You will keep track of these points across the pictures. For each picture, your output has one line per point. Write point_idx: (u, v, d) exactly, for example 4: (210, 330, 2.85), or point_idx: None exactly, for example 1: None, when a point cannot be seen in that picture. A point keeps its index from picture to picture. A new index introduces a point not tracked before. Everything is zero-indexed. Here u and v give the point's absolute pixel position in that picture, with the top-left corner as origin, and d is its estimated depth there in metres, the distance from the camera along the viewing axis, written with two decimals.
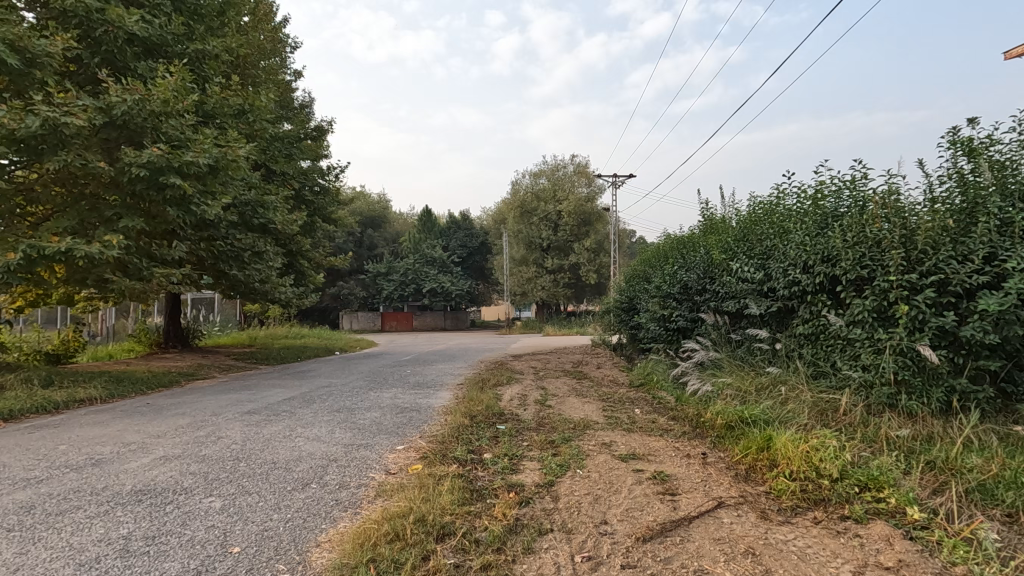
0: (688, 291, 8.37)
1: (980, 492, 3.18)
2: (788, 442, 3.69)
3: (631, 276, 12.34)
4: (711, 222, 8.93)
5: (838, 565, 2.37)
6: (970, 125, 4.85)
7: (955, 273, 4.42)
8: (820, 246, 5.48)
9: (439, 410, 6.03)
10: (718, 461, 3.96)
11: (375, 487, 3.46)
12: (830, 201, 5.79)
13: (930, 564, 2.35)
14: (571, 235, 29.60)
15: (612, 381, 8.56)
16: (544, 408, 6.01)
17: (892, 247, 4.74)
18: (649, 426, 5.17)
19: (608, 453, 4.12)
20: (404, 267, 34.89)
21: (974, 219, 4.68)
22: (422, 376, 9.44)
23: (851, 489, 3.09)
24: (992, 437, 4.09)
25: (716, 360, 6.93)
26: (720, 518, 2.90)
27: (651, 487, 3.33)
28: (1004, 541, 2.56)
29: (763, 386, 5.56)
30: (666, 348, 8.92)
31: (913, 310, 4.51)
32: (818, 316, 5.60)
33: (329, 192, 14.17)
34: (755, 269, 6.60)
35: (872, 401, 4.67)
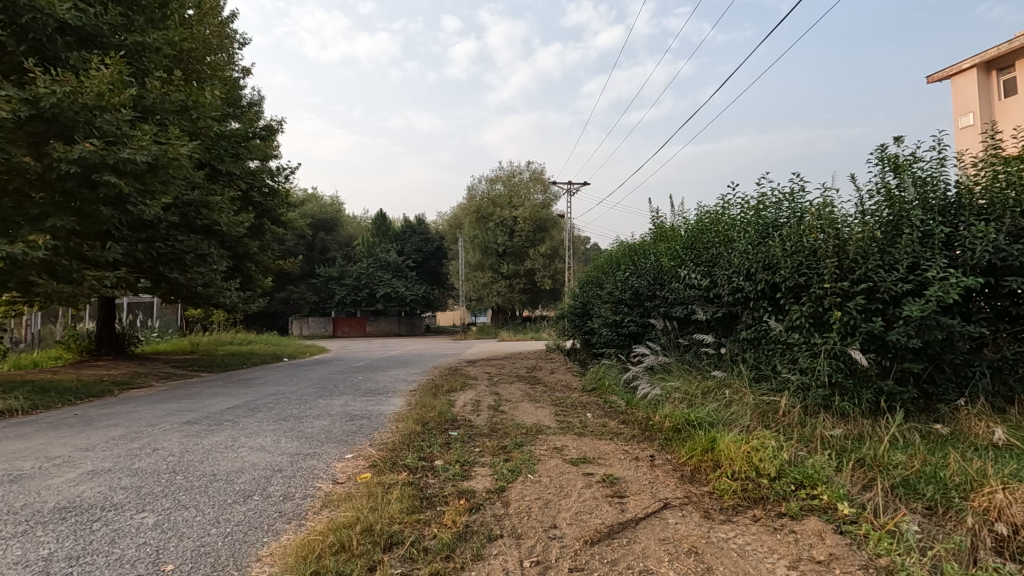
0: (639, 297, 8.61)
1: (904, 487, 3.39)
2: (730, 443, 3.81)
3: (585, 282, 12.52)
4: (660, 229, 9.15)
5: (774, 561, 2.47)
6: (896, 143, 5.21)
7: (883, 281, 4.71)
8: (762, 254, 5.71)
9: (390, 417, 5.94)
10: (664, 463, 4.06)
11: (322, 497, 3.37)
12: (771, 211, 6.05)
13: (858, 556, 2.48)
14: (526, 241, 29.77)
15: (564, 386, 8.65)
16: (498, 414, 6.01)
17: (827, 256, 5.00)
18: (600, 430, 5.26)
19: (559, 457, 4.16)
20: (357, 271, 34.34)
21: (900, 232, 5.01)
22: (374, 383, 9.27)
23: (788, 487, 3.23)
24: (914, 435, 4.39)
25: (665, 364, 7.12)
26: (666, 518, 2.97)
27: (600, 490, 3.38)
28: (924, 532, 2.72)
29: (709, 389, 5.76)
30: (618, 352, 9.10)
31: (846, 316, 4.76)
32: (760, 322, 5.84)
33: (279, 193, 13.74)
34: (702, 276, 6.84)
35: (809, 402, 4.90)
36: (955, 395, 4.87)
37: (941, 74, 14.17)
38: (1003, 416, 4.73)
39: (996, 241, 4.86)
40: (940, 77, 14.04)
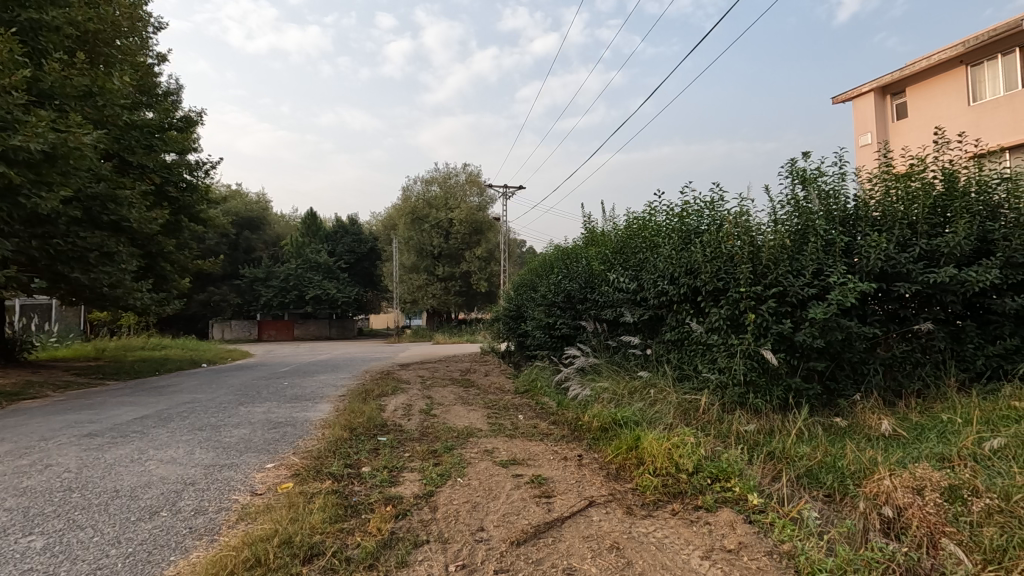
0: (571, 299, 8.81)
1: (808, 476, 3.65)
2: (653, 441, 3.96)
3: (519, 285, 12.64)
4: (591, 234, 9.39)
5: (690, 552, 2.59)
6: (804, 157, 5.64)
7: (792, 286, 5.06)
8: (684, 259, 5.97)
9: (317, 424, 5.73)
10: (592, 462, 4.17)
11: (238, 510, 3.20)
12: (693, 218, 6.35)
13: (763, 543, 2.65)
14: (462, 244, 29.61)
15: (497, 388, 8.68)
16: (429, 417, 5.95)
17: (742, 262, 5.29)
18: (531, 431, 5.31)
19: (489, 460, 4.17)
20: (285, 272, 32.88)
21: (807, 240, 5.41)
22: (301, 388, 8.90)
23: (705, 481, 3.40)
24: (818, 428, 4.75)
25: (595, 365, 7.31)
26: (590, 516, 3.05)
27: (528, 491, 3.42)
28: (823, 518, 2.93)
29: (635, 389, 5.96)
30: (551, 354, 9.26)
31: (759, 318, 5.05)
32: (682, 324, 6.10)
33: (198, 189, 12.94)
34: (630, 280, 7.07)
35: (726, 400, 5.18)
36: (852, 390, 5.33)
37: (845, 96, 15.48)
38: (892, 408, 5.23)
39: (887, 250, 5.36)
40: (844, 97, 15.35)
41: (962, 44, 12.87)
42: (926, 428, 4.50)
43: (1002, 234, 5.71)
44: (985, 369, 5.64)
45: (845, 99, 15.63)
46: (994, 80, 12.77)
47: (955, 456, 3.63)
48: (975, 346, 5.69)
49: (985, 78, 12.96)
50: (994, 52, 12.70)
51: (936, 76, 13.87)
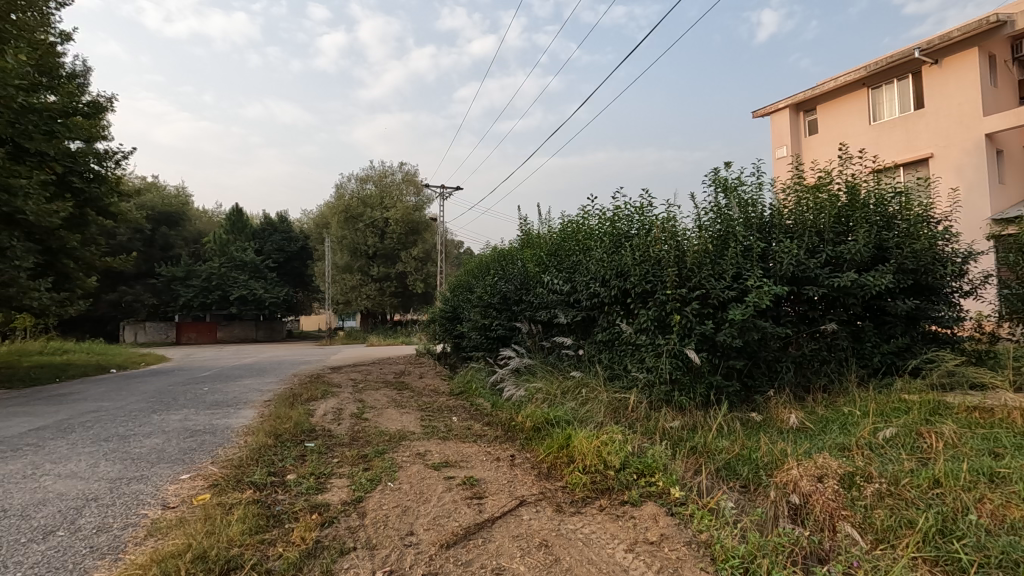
0: (506, 301, 8.89)
1: (726, 469, 3.86)
2: (584, 440, 4.05)
3: (456, 286, 12.58)
4: (527, 236, 9.49)
5: (615, 546, 2.68)
6: (726, 167, 5.97)
7: (714, 288, 5.33)
8: (614, 262, 6.14)
9: (238, 431, 5.44)
10: (524, 462, 4.21)
11: (147, 526, 2.98)
12: (624, 223, 6.55)
13: (684, 534, 2.77)
14: (398, 244, 29.05)
15: (431, 390, 8.60)
16: (360, 422, 5.80)
17: (669, 265, 5.52)
18: (464, 433, 5.30)
19: (421, 463, 4.13)
20: (207, 271, 31.03)
21: (727, 245, 5.73)
22: (223, 394, 8.43)
23: (631, 476, 3.52)
24: (736, 423, 5.04)
25: (530, 366, 7.40)
26: (521, 515, 3.09)
27: (460, 493, 3.41)
28: (737, 508, 3.10)
29: (568, 388, 6.08)
30: (487, 355, 9.29)
31: (683, 319, 5.28)
32: (613, 325, 6.27)
33: (107, 180, 11.95)
34: (563, 282, 7.20)
35: (653, 398, 5.38)
36: (767, 386, 5.71)
37: (763, 110, 16.54)
38: (801, 403, 5.63)
39: (798, 256, 5.77)
40: (763, 111, 16.40)
41: (864, 68, 14.03)
42: (830, 420, 4.88)
43: (895, 242, 6.30)
44: (880, 365, 6.21)
45: (764, 113, 16.68)
46: (892, 102, 14.01)
47: (854, 445, 3.96)
48: (873, 343, 6.25)
49: (885, 100, 14.21)
50: (892, 77, 13.95)
51: (842, 96, 15.07)
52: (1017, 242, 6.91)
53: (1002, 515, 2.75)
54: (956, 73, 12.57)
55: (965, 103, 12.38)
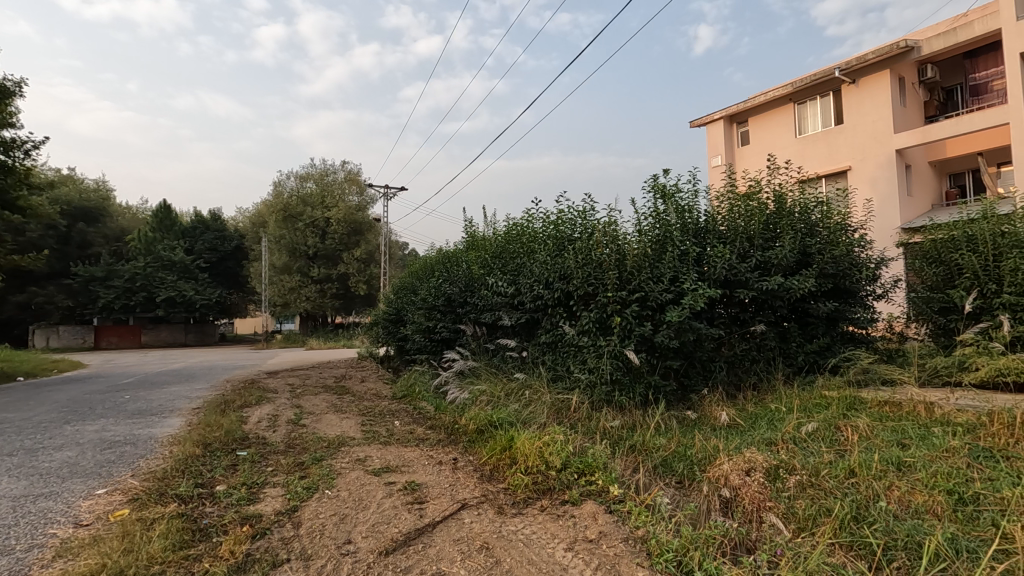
0: (451, 303, 8.84)
1: (663, 466, 3.99)
2: (526, 441, 4.09)
3: (400, 288, 12.36)
4: (472, 238, 9.46)
5: (555, 546, 2.71)
6: (664, 174, 6.20)
7: (652, 291, 5.50)
8: (557, 265, 6.22)
9: (163, 441, 5.12)
10: (466, 465, 4.19)
11: (55, 546, 2.75)
12: (567, 227, 6.65)
13: (621, 530, 2.83)
14: (339, 244, 28.25)
15: (373, 394, 8.42)
16: (297, 428, 5.59)
17: (610, 268, 5.64)
18: (406, 437, 5.22)
19: (361, 468, 4.03)
20: (130, 271, 29.08)
21: (665, 249, 5.94)
22: (146, 402, 7.91)
23: (571, 476, 3.57)
24: (672, 421, 5.22)
25: (474, 369, 7.38)
26: (462, 518, 3.07)
27: (401, 498, 3.35)
28: (672, 503, 3.20)
29: (512, 390, 6.11)
30: (431, 358, 9.23)
31: (624, 321, 5.42)
32: (556, 327, 6.34)
33: (15, 171, 10.99)
34: (507, 284, 7.22)
35: (594, 398, 5.48)
36: (701, 385, 5.96)
37: (700, 120, 17.27)
38: (733, 400, 5.91)
39: (730, 260, 6.05)
40: (700, 122, 17.13)
41: (790, 84, 14.92)
42: (759, 417, 5.15)
43: (817, 248, 6.73)
44: (804, 364, 6.63)
45: (701, 123, 17.42)
46: (815, 116, 14.98)
47: (780, 440, 4.19)
48: (797, 343, 6.66)
49: (809, 115, 15.17)
50: (816, 93, 14.90)
51: (771, 110, 15.95)
52: (923, 250, 7.56)
53: (907, 501, 2.99)
54: (872, 92, 13.58)
55: (880, 121, 13.40)
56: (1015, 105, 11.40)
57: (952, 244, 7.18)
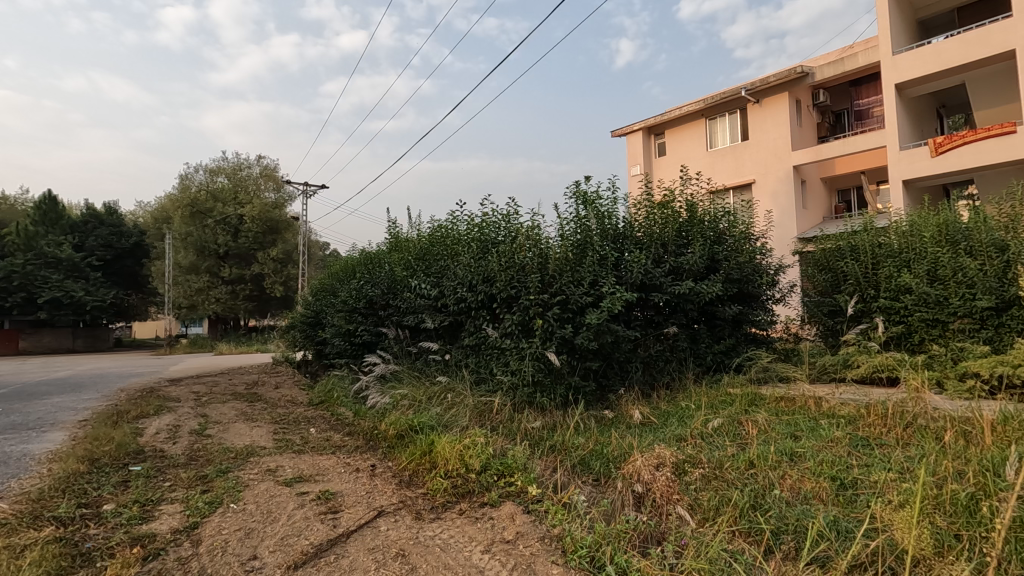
0: (373, 305, 8.63)
1: (582, 464, 4.10)
2: (446, 444, 4.05)
3: (319, 290, 11.87)
4: (395, 239, 9.24)
5: (472, 548, 2.71)
6: (585, 181, 6.38)
7: (573, 294, 5.64)
8: (481, 268, 6.22)
9: (41, 459, 4.60)
10: (385, 471, 4.10)
11: None
12: (491, 230, 6.68)
13: (538, 530, 2.87)
14: (253, 243, 26.69)
15: (288, 401, 8.05)
16: (201, 439, 5.22)
17: (532, 271, 5.71)
18: (322, 445, 5.01)
19: (272, 479, 3.82)
20: (6, 268, 25.94)
21: (585, 254, 6.11)
22: (22, 415, 7.08)
23: (491, 478, 3.58)
24: (591, 420, 5.37)
25: (396, 372, 7.24)
26: (378, 526, 2.99)
27: (313, 509, 3.22)
28: (588, 500, 3.27)
29: (434, 394, 6.04)
30: (351, 362, 8.99)
31: (545, 324, 5.52)
32: (480, 330, 6.33)
33: None
34: (431, 286, 7.12)
35: (517, 400, 5.55)
36: (619, 385, 6.19)
37: (621, 131, 17.96)
38: (647, 399, 6.19)
39: (646, 265, 6.34)
40: (621, 132, 17.84)
41: (703, 101, 15.86)
42: (671, 414, 5.42)
43: (724, 255, 7.19)
44: (712, 363, 7.08)
45: (622, 133, 18.12)
46: (724, 132, 16.03)
47: (689, 435, 4.43)
48: (706, 344, 7.09)
49: (719, 130, 16.20)
50: (725, 111, 15.95)
51: (685, 124, 16.87)
52: (815, 258, 8.30)
53: (798, 488, 3.25)
54: (773, 112, 14.73)
55: (780, 139, 14.55)
56: (891, 130, 12.77)
57: (838, 253, 7.94)
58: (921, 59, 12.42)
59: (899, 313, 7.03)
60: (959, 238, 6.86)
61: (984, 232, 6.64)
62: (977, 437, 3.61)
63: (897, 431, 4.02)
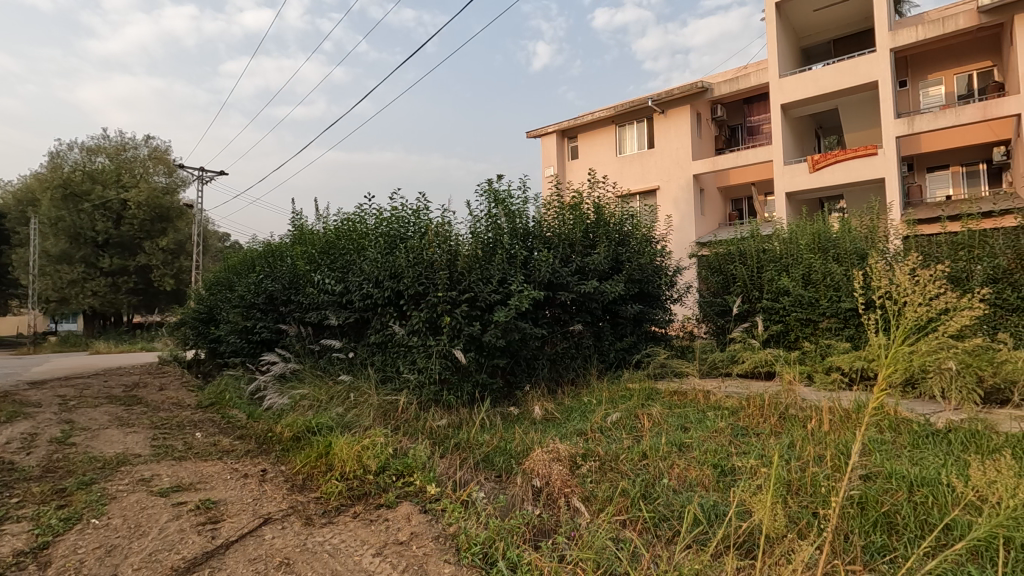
0: (273, 301, 8.16)
1: (485, 462, 4.11)
2: (344, 445, 3.88)
3: (213, 283, 11.01)
4: (299, 231, 8.75)
5: (363, 552, 2.62)
6: (497, 180, 6.43)
7: (481, 292, 5.66)
8: (389, 263, 6.05)
9: None
10: (277, 476, 3.87)
11: None
12: (400, 225, 6.51)
13: (433, 529, 2.84)
14: (139, 231, 24.24)
15: (173, 403, 7.40)
16: (63, 448, 4.66)
17: (441, 268, 5.64)
18: (207, 451, 4.64)
19: (144, 490, 3.48)
20: None
21: (495, 252, 6.12)
22: None
23: (390, 478, 3.50)
24: (496, 417, 5.41)
25: (296, 372, 6.88)
26: (263, 535, 2.82)
27: (191, 519, 2.97)
28: (486, 497, 3.27)
29: (336, 393, 5.80)
30: (247, 361, 8.46)
31: (453, 321, 5.48)
32: (386, 327, 6.15)
33: None
34: (335, 281, 6.79)
35: (423, 398, 5.46)
36: (525, 382, 6.29)
37: (535, 133, 18.31)
38: (552, 395, 6.34)
39: (553, 265, 6.49)
40: (536, 133, 18.19)
41: (613, 108, 16.50)
42: (574, 409, 5.59)
43: (628, 257, 7.53)
44: (615, 360, 7.38)
45: (537, 134, 18.45)
46: (632, 139, 16.80)
47: (589, 430, 4.58)
48: (609, 342, 7.41)
49: (627, 137, 16.94)
50: (633, 119, 16.70)
51: (597, 129, 17.46)
52: (708, 262, 8.91)
53: (684, 476, 3.46)
54: (676, 123, 15.64)
55: (682, 148, 15.46)
56: (777, 146, 13.98)
57: (729, 257, 8.59)
58: (803, 83, 13.70)
59: (777, 313, 7.73)
60: (829, 246, 7.66)
61: (848, 241, 7.49)
62: (835, 424, 4.03)
63: (771, 421, 4.40)
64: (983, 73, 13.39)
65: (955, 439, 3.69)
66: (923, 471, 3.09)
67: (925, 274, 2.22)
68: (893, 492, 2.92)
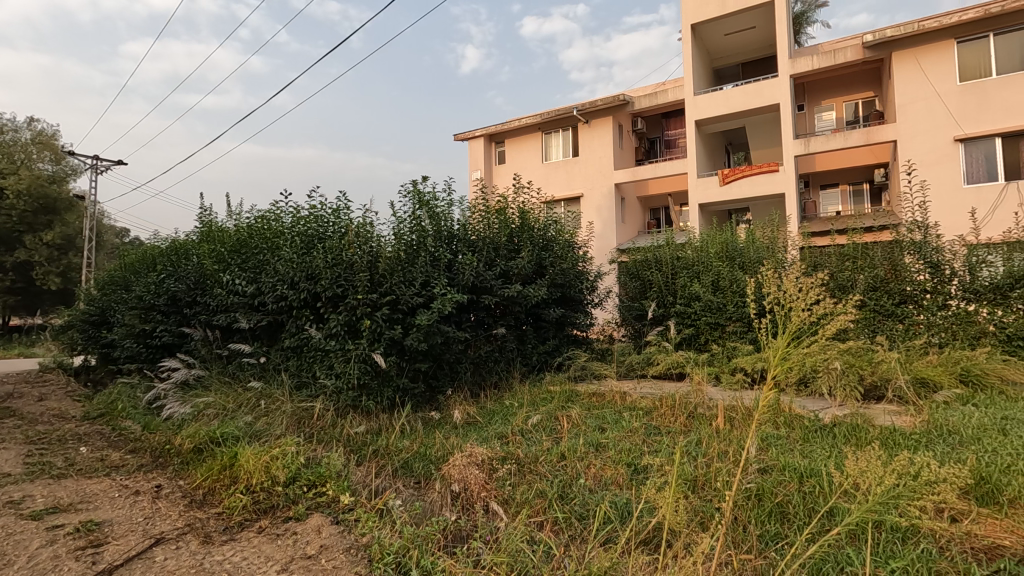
0: (176, 302, 7.58)
1: (403, 468, 4.01)
2: (251, 456, 3.65)
3: (106, 282, 10.05)
4: (207, 227, 8.16)
5: (266, 570, 2.48)
6: (422, 181, 6.34)
7: (403, 294, 5.55)
8: (306, 264, 5.78)
9: None
10: (173, 491, 3.57)
11: None
12: (319, 224, 6.24)
13: (344, 541, 2.73)
14: (19, 223, 21.73)
15: (54, 415, 6.67)
16: None
17: (361, 270, 5.46)
18: (92, 467, 4.21)
19: (13, 514, 3.10)
20: None
21: (418, 255, 6.03)
22: None
23: (300, 489, 3.32)
24: (417, 422, 5.31)
25: (201, 378, 6.41)
26: (153, 557, 2.59)
27: (69, 544, 2.68)
28: (403, 505, 3.20)
29: (245, 401, 5.47)
30: (144, 368, 7.78)
31: (373, 324, 5.32)
32: (302, 330, 5.86)
33: None
34: (247, 282, 6.39)
35: (340, 404, 5.27)
36: (448, 386, 6.22)
37: (462, 136, 18.25)
38: (475, 399, 6.32)
39: (478, 268, 6.46)
40: (463, 136, 18.13)
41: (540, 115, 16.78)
42: (496, 413, 5.60)
43: (551, 261, 7.68)
44: (537, 363, 7.50)
45: (464, 137, 18.38)
46: (558, 147, 17.17)
47: (510, 433, 4.61)
48: (532, 345, 7.50)
49: (553, 145, 17.30)
50: (559, 127, 17.07)
51: (524, 135, 17.69)
52: (627, 268, 9.26)
53: (600, 475, 3.55)
54: (600, 133, 16.17)
55: (604, 157, 16.00)
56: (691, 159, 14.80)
57: (646, 264, 8.96)
58: (715, 101, 14.60)
59: (689, 317, 8.16)
60: (735, 255, 8.21)
61: (752, 250, 8.08)
62: (738, 422, 4.30)
63: (681, 420, 4.62)
64: (868, 102, 14.88)
65: (839, 433, 4.04)
66: (812, 463, 3.36)
67: (808, 282, 2.40)
68: (785, 483, 3.15)
